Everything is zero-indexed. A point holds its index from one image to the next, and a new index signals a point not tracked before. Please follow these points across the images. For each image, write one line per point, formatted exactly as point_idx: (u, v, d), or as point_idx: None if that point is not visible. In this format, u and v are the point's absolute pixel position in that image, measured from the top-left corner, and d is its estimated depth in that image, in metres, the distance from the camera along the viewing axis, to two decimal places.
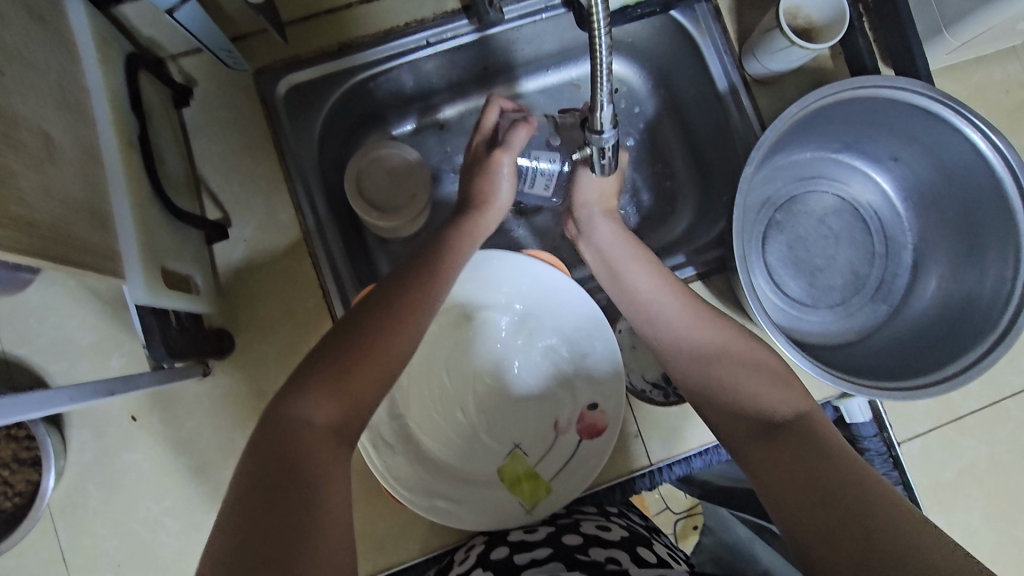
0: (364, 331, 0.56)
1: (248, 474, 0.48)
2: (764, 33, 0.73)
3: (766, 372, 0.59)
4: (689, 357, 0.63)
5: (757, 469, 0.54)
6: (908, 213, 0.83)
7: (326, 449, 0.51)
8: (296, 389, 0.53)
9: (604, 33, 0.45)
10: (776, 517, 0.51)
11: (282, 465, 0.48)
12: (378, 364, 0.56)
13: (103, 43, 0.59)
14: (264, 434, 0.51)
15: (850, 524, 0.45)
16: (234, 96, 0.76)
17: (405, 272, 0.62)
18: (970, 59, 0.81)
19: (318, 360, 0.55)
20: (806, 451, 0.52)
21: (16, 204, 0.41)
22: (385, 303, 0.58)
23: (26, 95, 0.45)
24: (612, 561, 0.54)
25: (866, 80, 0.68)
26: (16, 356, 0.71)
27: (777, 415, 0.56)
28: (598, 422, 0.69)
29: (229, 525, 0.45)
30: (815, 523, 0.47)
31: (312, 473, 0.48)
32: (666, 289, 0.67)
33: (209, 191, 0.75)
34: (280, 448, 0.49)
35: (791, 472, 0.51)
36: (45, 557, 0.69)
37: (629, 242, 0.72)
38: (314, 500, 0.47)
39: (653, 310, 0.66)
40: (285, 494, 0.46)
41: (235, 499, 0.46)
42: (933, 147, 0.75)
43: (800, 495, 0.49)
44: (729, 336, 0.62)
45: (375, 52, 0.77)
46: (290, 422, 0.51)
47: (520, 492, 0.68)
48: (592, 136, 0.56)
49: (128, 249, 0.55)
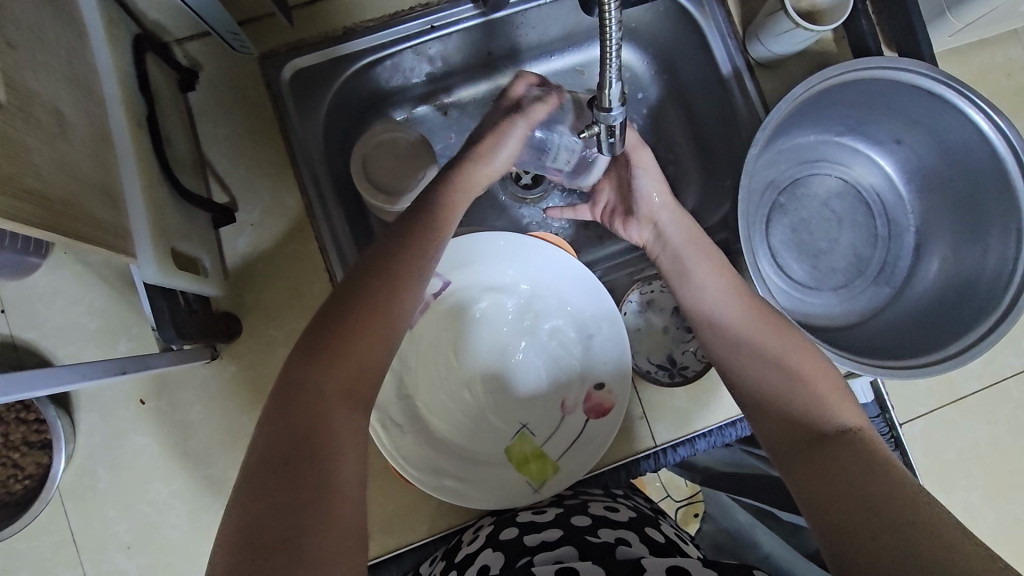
0: (364, 299, 0.55)
1: (259, 451, 0.48)
2: (768, 16, 0.73)
3: (825, 378, 0.58)
4: (726, 343, 0.63)
5: (795, 459, 0.55)
6: (910, 195, 0.83)
7: (336, 417, 0.51)
8: (304, 358, 0.53)
9: (614, 10, 0.45)
10: (807, 503, 0.51)
11: (295, 440, 0.48)
12: (380, 330, 0.55)
13: (111, 23, 0.59)
14: (273, 405, 0.51)
15: (882, 526, 0.46)
16: (239, 80, 0.76)
17: (403, 242, 0.59)
18: (972, 43, 0.81)
19: (325, 324, 0.54)
20: (842, 452, 0.52)
21: (30, 177, 0.41)
22: (379, 273, 0.57)
23: (37, 70, 0.45)
24: (621, 543, 0.55)
25: (869, 61, 0.69)
26: (24, 340, 0.71)
27: (811, 412, 0.56)
28: (605, 402, 0.70)
29: (242, 500, 0.46)
30: (845, 520, 0.48)
31: (326, 450, 0.49)
32: (733, 289, 0.65)
33: (216, 174, 0.75)
34: (292, 419, 0.49)
35: (823, 465, 0.52)
36: (54, 539, 0.70)
37: (698, 246, 0.69)
38: (325, 479, 0.47)
39: (713, 313, 0.65)
40: (300, 470, 0.47)
41: (247, 474, 0.47)
42: (935, 129, 0.75)
43: (834, 495, 0.50)
44: (779, 333, 0.61)
45: (380, 36, 0.77)
46: (298, 392, 0.51)
47: (527, 471, 0.69)
48: (600, 114, 0.56)
49: (139, 229, 0.56)
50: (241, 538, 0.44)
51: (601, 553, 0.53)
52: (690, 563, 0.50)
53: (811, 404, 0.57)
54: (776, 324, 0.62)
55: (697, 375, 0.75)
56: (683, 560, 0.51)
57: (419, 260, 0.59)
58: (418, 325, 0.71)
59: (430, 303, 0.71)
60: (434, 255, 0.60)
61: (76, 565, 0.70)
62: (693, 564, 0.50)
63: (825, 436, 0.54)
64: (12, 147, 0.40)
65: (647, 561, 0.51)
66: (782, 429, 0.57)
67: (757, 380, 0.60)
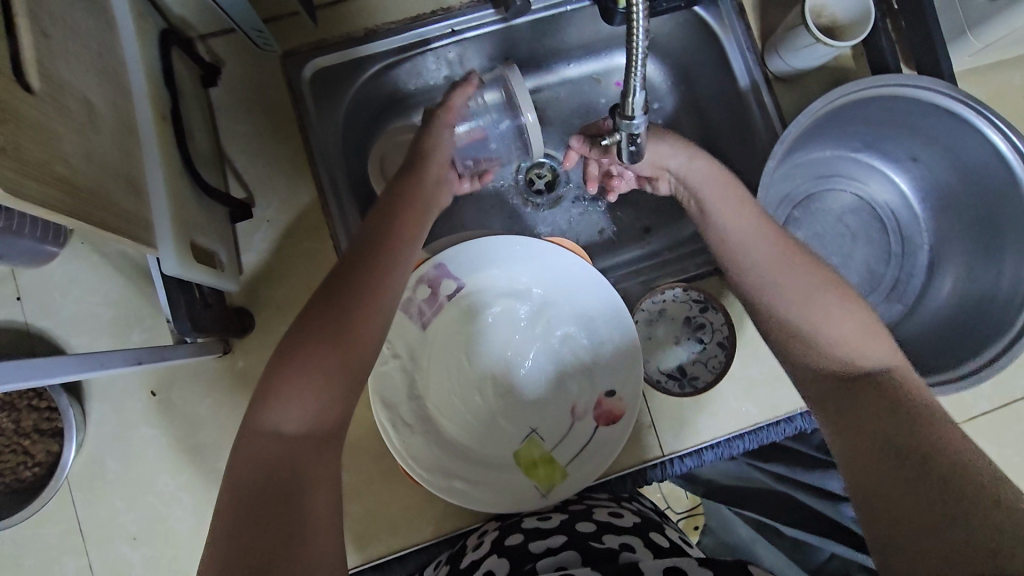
0: (314, 330, 0.56)
1: (232, 490, 0.49)
2: (789, 31, 0.73)
3: (853, 318, 0.59)
4: (769, 288, 0.62)
5: (834, 432, 0.54)
6: (925, 213, 0.83)
7: (304, 453, 0.52)
8: (261, 397, 0.54)
9: (641, 14, 0.46)
10: (849, 475, 0.51)
11: (263, 478, 0.49)
12: (335, 360, 0.56)
13: (139, 18, 0.60)
14: (239, 447, 0.52)
15: (927, 492, 0.46)
16: (260, 79, 0.77)
17: (356, 265, 0.60)
18: (992, 63, 0.82)
19: (280, 359, 0.55)
20: (881, 413, 0.52)
21: (62, 165, 0.41)
22: (336, 296, 0.58)
23: (70, 60, 0.46)
24: (625, 548, 0.55)
25: (889, 77, 0.69)
26: (39, 328, 0.72)
27: (836, 370, 0.57)
28: (615, 409, 0.69)
29: (215, 545, 0.47)
30: (892, 491, 0.48)
31: (301, 475, 0.51)
32: (760, 230, 0.64)
33: (234, 171, 0.76)
34: (260, 457, 0.51)
35: (863, 428, 0.52)
36: (60, 527, 0.70)
37: (721, 183, 0.67)
38: (298, 511, 0.49)
39: (740, 246, 0.64)
40: (270, 506, 0.48)
41: (223, 514, 0.48)
42: (953, 147, 0.75)
43: (877, 462, 0.50)
44: (815, 280, 0.61)
45: (401, 39, 0.78)
46: (264, 434, 0.52)
47: (535, 476, 0.69)
48: (622, 122, 0.56)
49: (161, 223, 0.56)
50: None
51: (604, 558, 0.53)
52: (687, 562, 0.50)
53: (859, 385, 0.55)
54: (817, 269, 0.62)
55: (709, 386, 0.74)
56: (682, 560, 0.51)
57: (374, 283, 0.59)
58: (430, 327, 0.72)
59: (443, 304, 0.71)
60: (398, 277, 0.61)
61: (81, 555, 0.70)
62: (690, 563, 0.50)
63: (875, 413, 0.53)
64: (44, 135, 0.40)
65: (648, 564, 0.51)
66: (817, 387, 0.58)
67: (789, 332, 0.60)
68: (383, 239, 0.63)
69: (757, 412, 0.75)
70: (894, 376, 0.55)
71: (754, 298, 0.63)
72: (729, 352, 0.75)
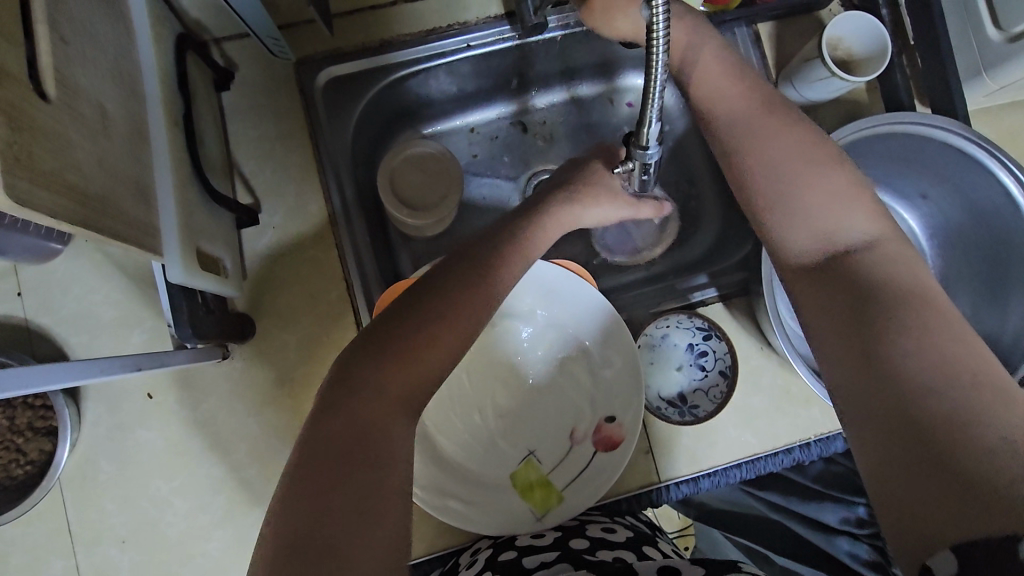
0: (442, 299, 0.54)
1: (313, 443, 0.48)
2: (805, 63, 0.74)
3: (832, 184, 0.57)
4: (755, 149, 0.61)
5: (829, 352, 0.52)
6: (932, 250, 0.83)
7: (394, 421, 0.51)
8: (363, 353, 0.52)
9: (661, 38, 0.45)
10: (848, 403, 0.49)
11: (352, 439, 0.48)
12: (454, 332, 0.54)
13: (156, 22, 0.60)
14: (327, 401, 0.50)
15: (931, 430, 0.43)
16: (273, 85, 0.77)
17: (486, 249, 0.58)
18: (1004, 104, 0.82)
19: (400, 323, 0.53)
20: (875, 333, 0.49)
21: (72, 173, 0.41)
22: (468, 271, 0.56)
23: (85, 65, 0.45)
24: (619, 561, 0.55)
25: (899, 116, 0.71)
26: (38, 325, 0.71)
27: (819, 248, 0.56)
28: (614, 435, 0.69)
29: (284, 504, 0.45)
30: (884, 427, 0.46)
31: (385, 442, 0.49)
32: (742, 100, 0.64)
33: (242, 175, 0.76)
34: (350, 414, 0.49)
35: (858, 349, 0.50)
36: (50, 527, 0.69)
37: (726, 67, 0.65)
38: (379, 479, 0.48)
39: (732, 123, 0.63)
40: (351, 468, 0.47)
41: (298, 467, 0.47)
42: (963, 187, 0.75)
43: (875, 395, 0.47)
44: (799, 146, 0.60)
45: (417, 51, 0.78)
46: (355, 392, 0.50)
47: (531, 499, 0.68)
48: (636, 151, 0.56)
49: (167, 230, 0.55)
50: (289, 543, 0.44)
51: (597, 568, 0.53)
52: (681, 563, 0.52)
53: (841, 291, 0.53)
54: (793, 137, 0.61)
55: (710, 415, 0.74)
56: (674, 561, 0.53)
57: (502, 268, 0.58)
58: None
59: None
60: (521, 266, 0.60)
61: (69, 557, 0.69)
62: (684, 564, 0.52)
63: (866, 326, 0.50)
64: (58, 143, 0.40)
65: (643, 564, 0.53)
66: (816, 297, 0.55)
67: (773, 214, 0.59)
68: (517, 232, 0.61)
69: (756, 442, 0.74)
70: (878, 249, 0.54)
71: (739, 169, 0.62)
72: (730, 381, 0.75)
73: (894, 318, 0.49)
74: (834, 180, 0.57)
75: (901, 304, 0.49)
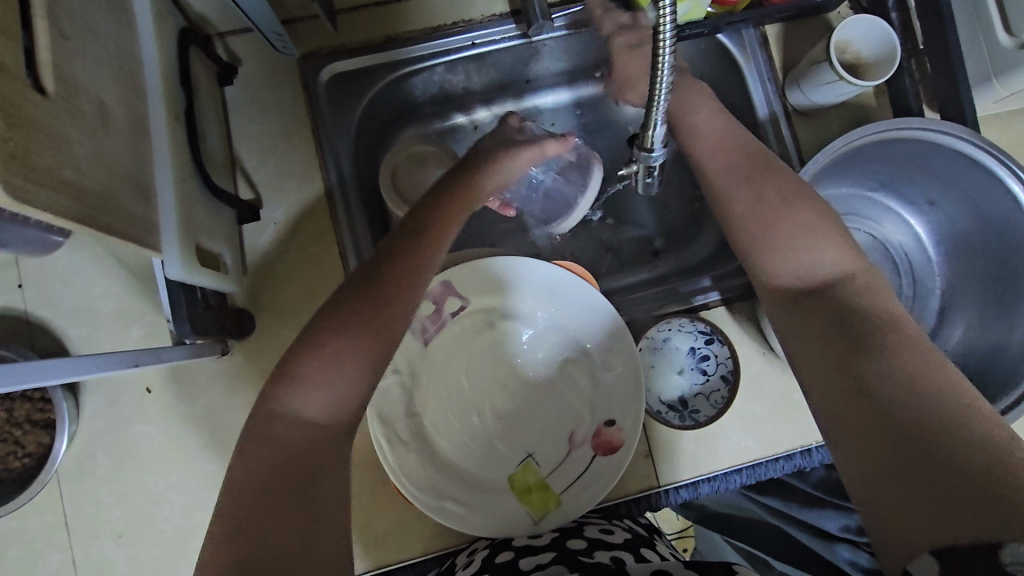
0: (355, 312, 0.55)
1: (243, 477, 0.48)
2: (813, 65, 0.73)
3: (803, 222, 0.58)
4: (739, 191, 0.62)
5: (815, 375, 0.54)
6: (938, 257, 0.83)
7: (324, 441, 0.51)
8: (270, 387, 0.53)
9: (669, 43, 0.44)
10: (835, 425, 0.51)
11: (281, 466, 0.49)
12: (375, 337, 0.55)
13: (159, 16, 0.59)
14: (246, 440, 0.50)
15: (921, 452, 0.46)
16: (276, 80, 0.76)
17: (391, 253, 0.59)
18: (1015, 110, 0.81)
19: (306, 342, 0.54)
20: (863, 359, 0.51)
21: (70, 170, 0.41)
22: (378, 281, 0.57)
23: (86, 61, 0.45)
24: (614, 562, 0.54)
25: (908, 121, 0.69)
26: (37, 317, 0.71)
27: (796, 282, 0.58)
28: (614, 439, 0.69)
29: (217, 540, 0.46)
30: (877, 450, 0.48)
31: (318, 462, 0.51)
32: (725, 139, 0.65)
33: (244, 171, 0.75)
34: (277, 444, 0.50)
35: (845, 375, 0.52)
36: (47, 520, 0.69)
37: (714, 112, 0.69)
38: (316, 497, 0.49)
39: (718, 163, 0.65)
40: (282, 495, 0.48)
41: (232, 503, 0.47)
42: (971, 195, 0.74)
43: (864, 420, 0.49)
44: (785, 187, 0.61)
45: (422, 48, 0.77)
46: (275, 421, 0.51)
47: (528, 502, 0.68)
48: (641, 154, 0.55)
49: (166, 226, 0.55)
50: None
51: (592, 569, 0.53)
52: (673, 565, 0.52)
53: (824, 317, 0.55)
54: (776, 169, 0.62)
55: (710, 419, 0.73)
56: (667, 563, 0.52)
57: (417, 273, 0.59)
58: (434, 342, 0.71)
59: (447, 321, 0.71)
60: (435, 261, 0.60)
61: (66, 550, 0.69)
62: (676, 565, 0.52)
63: (847, 352, 0.52)
64: (56, 139, 0.40)
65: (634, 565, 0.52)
66: (800, 323, 0.56)
67: (756, 245, 0.60)
68: (425, 229, 0.61)
69: (757, 447, 0.74)
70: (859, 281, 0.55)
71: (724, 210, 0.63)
72: (732, 386, 0.74)
73: (875, 343, 0.51)
74: (818, 214, 0.59)
75: (880, 330, 0.52)
